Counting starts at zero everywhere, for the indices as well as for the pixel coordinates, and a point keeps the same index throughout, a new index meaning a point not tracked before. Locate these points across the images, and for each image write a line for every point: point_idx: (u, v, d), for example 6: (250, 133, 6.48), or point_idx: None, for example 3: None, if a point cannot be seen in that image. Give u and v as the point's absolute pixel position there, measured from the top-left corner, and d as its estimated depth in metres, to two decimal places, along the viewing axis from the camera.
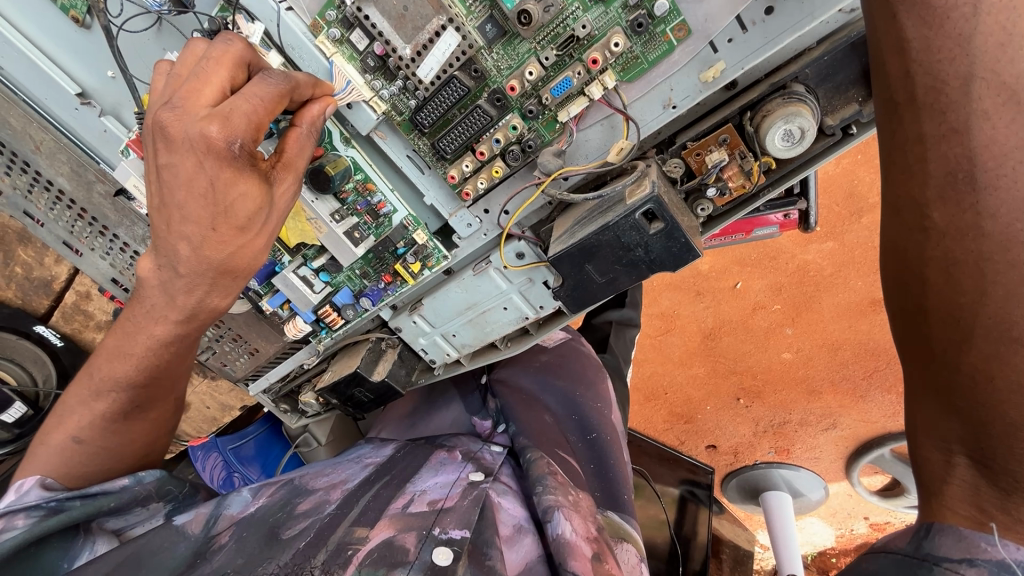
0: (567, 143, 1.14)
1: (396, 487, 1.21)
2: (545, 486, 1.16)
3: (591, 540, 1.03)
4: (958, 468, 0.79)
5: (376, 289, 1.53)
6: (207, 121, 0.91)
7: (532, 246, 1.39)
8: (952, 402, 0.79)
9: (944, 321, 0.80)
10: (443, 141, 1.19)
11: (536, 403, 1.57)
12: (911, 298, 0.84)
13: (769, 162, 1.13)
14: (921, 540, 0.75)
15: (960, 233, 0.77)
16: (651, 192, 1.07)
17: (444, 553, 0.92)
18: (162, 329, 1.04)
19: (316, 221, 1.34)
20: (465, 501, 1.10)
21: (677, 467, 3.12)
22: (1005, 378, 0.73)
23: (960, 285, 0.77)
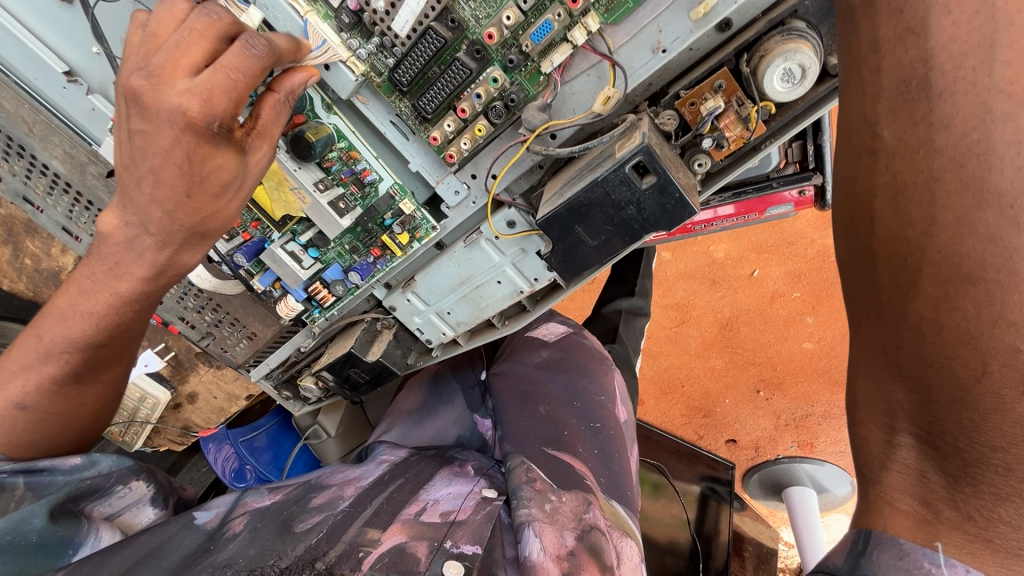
0: (552, 96, 1.08)
1: (411, 491, 1.15)
2: (518, 495, 1.08)
3: (561, 560, 0.95)
4: (901, 445, 0.73)
5: (365, 264, 1.49)
6: (182, 96, 0.85)
7: (524, 215, 1.33)
8: (897, 365, 0.72)
9: (891, 272, 0.72)
10: (424, 99, 1.15)
11: (538, 393, 1.46)
12: (857, 243, 0.76)
13: (769, 108, 1.06)
14: (859, 558, 0.71)
15: (911, 155, 0.68)
16: (642, 142, 1.01)
17: (455, 568, 0.89)
18: (127, 287, 0.98)
19: (299, 191, 1.30)
20: (477, 516, 1.05)
21: (698, 461, 2.81)
22: (953, 328, 0.66)
23: (908, 215, 0.69)
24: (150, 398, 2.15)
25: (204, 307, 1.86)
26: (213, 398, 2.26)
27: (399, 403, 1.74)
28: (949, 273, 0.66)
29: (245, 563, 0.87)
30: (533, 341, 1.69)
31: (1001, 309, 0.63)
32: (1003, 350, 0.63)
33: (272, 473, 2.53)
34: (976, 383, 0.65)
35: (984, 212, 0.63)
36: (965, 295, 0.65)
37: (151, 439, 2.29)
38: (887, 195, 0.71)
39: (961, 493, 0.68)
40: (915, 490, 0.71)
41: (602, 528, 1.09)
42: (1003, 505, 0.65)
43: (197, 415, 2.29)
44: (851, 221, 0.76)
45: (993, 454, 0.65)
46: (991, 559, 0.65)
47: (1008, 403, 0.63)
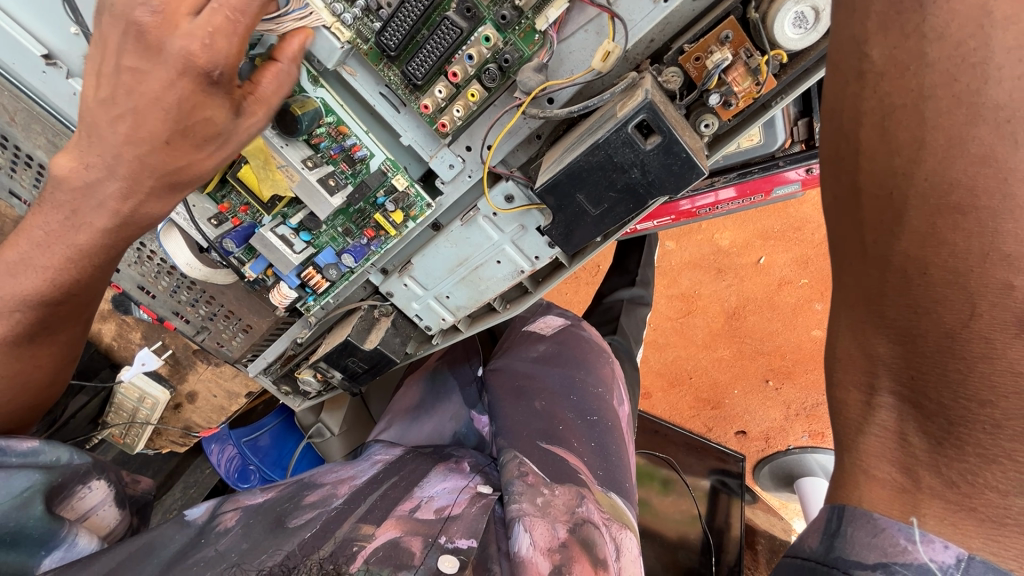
0: (549, 56, 1.02)
1: (404, 489, 1.09)
2: (509, 490, 1.04)
3: (552, 552, 0.91)
4: (880, 407, 0.77)
5: (359, 246, 1.44)
6: (186, 38, 0.83)
7: (522, 187, 1.27)
8: (883, 308, 0.77)
9: (877, 211, 0.78)
10: (412, 65, 1.09)
11: (533, 387, 1.41)
12: (844, 181, 0.83)
13: (782, 57, 0.99)
14: (833, 538, 0.73)
15: (900, 72, 0.76)
16: (645, 98, 0.95)
17: (450, 562, 0.85)
18: (84, 238, 0.95)
19: (287, 169, 1.23)
20: (473, 508, 1.01)
21: (706, 454, 2.74)
22: (940, 265, 0.70)
23: (897, 139, 0.76)
24: (148, 398, 2.08)
25: (198, 300, 1.81)
26: (213, 397, 2.20)
27: (394, 403, 1.69)
28: (936, 204, 0.71)
29: (242, 559, 0.83)
30: (532, 335, 1.65)
31: (993, 242, 0.67)
32: (993, 289, 0.67)
33: (275, 472, 2.49)
34: (964, 328, 0.68)
35: (977, 129, 0.69)
36: (958, 229, 0.69)
37: (152, 441, 2.22)
38: (875, 119, 0.79)
39: (944, 456, 0.70)
40: (896, 455, 0.74)
41: (595, 521, 1.04)
42: (989, 468, 0.67)
43: (197, 415, 2.22)
44: (840, 161, 0.84)
45: (980, 410, 0.67)
46: (973, 529, 0.66)
47: (997, 349, 0.66)
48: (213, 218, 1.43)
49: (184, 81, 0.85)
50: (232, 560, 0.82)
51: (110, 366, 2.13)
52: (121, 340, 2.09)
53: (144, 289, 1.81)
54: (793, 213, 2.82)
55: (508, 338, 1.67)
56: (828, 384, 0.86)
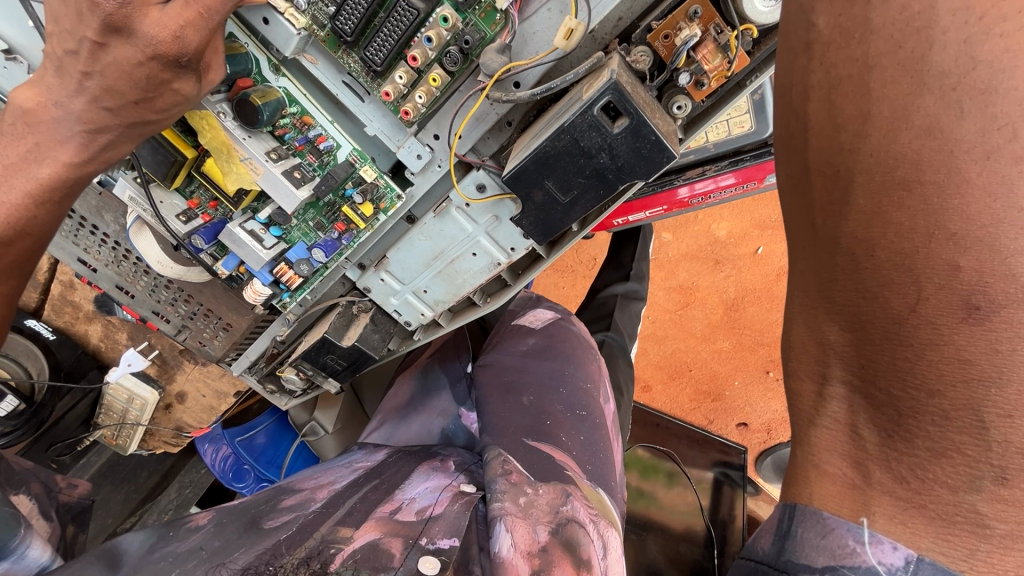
0: (511, 36, 0.98)
1: (386, 492, 1.05)
2: (492, 489, 1.00)
3: (532, 556, 0.86)
4: (832, 397, 0.77)
5: (329, 241, 1.40)
6: (156, 26, 0.89)
7: (494, 177, 1.23)
8: (832, 296, 0.76)
9: (825, 188, 0.76)
10: (370, 49, 1.05)
11: (515, 386, 1.36)
12: (795, 160, 0.81)
13: (751, 32, 0.95)
14: (785, 539, 0.75)
15: (845, 41, 0.72)
16: (611, 79, 0.90)
17: (430, 563, 0.79)
18: (48, 172, 0.97)
19: (250, 161, 1.20)
20: (455, 506, 0.96)
21: (710, 447, 2.64)
22: (886, 247, 0.69)
23: (842, 113, 0.73)
24: (137, 399, 2.05)
25: (177, 298, 1.78)
26: (202, 396, 2.16)
27: (387, 400, 1.65)
28: (882, 181, 0.69)
29: (213, 555, 0.82)
30: (521, 329, 1.62)
31: (938, 219, 0.65)
32: (938, 271, 0.65)
33: (271, 472, 2.47)
34: (910, 313, 0.67)
35: (922, 99, 0.67)
36: (903, 206, 0.67)
37: (145, 441, 2.21)
38: (821, 93, 0.75)
39: (893, 450, 0.69)
40: (848, 449, 0.74)
41: (580, 520, 1.00)
42: (939, 462, 0.66)
43: (188, 414, 2.19)
44: (790, 138, 0.81)
45: (930, 401, 0.66)
46: (922, 528, 0.67)
47: (943, 335, 0.65)
48: (182, 215, 1.39)
49: (154, 63, 0.92)
50: (202, 557, 0.82)
51: (98, 367, 2.07)
52: (107, 341, 2.09)
53: (122, 289, 1.78)
54: None
55: (500, 334, 1.65)
56: (787, 371, 0.86)
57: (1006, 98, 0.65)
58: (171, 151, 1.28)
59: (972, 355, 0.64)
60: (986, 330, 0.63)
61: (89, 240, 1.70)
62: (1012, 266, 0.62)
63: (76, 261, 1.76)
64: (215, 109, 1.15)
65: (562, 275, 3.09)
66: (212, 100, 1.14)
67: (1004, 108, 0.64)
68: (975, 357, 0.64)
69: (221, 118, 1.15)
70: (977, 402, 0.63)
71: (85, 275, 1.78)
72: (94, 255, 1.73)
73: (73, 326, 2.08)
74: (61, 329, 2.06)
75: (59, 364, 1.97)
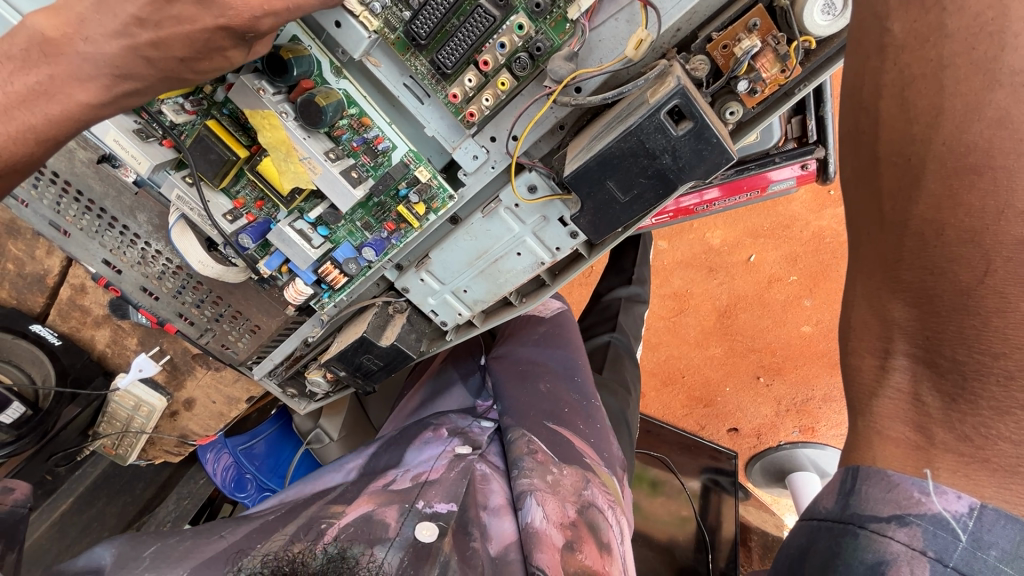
0: (580, 44, 1.04)
1: (381, 467, 1.26)
2: (521, 466, 1.20)
3: (564, 527, 1.07)
4: (895, 369, 0.83)
5: (378, 240, 1.41)
6: None
7: (545, 178, 1.28)
8: (899, 275, 0.82)
9: (895, 175, 0.82)
10: (442, 54, 1.11)
11: (532, 374, 1.57)
12: (863, 154, 0.86)
13: (808, 44, 1.04)
14: (849, 496, 0.83)
15: (920, 44, 0.79)
16: (679, 84, 0.97)
17: (429, 530, 1.00)
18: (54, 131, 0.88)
19: (309, 161, 1.23)
20: (451, 473, 1.20)
21: (699, 453, 2.71)
22: (957, 226, 0.75)
23: (916, 107, 0.79)
24: (145, 405, 2.01)
25: (203, 301, 1.77)
26: (212, 402, 2.12)
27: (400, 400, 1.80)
28: (954, 166, 0.75)
29: (215, 531, 1.05)
30: (531, 318, 1.83)
31: (1008, 199, 0.73)
32: (1008, 245, 0.73)
33: (273, 481, 2.42)
34: (980, 285, 0.74)
35: (994, 93, 0.74)
36: (975, 187, 0.74)
37: (145, 451, 2.16)
38: (894, 91, 0.81)
39: (958, 412, 0.77)
40: (909, 414, 0.81)
41: (599, 504, 1.21)
42: (1002, 419, 0.74)
43: (195, 422, 2.14)
44: (859, 133, 0.87)
45: (994, 363, 0.74)
46: (986, 479, 0.74)
47: (1011, 302, 0.72)
48: (228, 214, 1.41)
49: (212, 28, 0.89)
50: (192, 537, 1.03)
51: (104, 374, 2.01)
52: (115, 346, 2.02)
53: (147, 291, 1.76)
54: (782, 210, 2.86)
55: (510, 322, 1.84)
56: (844, 351, 0.92)
57: None
58: (225, 150, 1.30)
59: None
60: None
61: (116, 241, 1.68)
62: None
63: (100, 262, 1.74)
64: (277, 109, 1.18)
65: None
66: (274, 101, 1.18)
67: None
68: None
69: (283, 118, 1.19)
70: None
71: (108, 277, 1.76)
72: (121, 256, 1.71)
73: (79, 332, 2.00)
74: (67, 335, 1.99)
75: (66, 370, 1.89)
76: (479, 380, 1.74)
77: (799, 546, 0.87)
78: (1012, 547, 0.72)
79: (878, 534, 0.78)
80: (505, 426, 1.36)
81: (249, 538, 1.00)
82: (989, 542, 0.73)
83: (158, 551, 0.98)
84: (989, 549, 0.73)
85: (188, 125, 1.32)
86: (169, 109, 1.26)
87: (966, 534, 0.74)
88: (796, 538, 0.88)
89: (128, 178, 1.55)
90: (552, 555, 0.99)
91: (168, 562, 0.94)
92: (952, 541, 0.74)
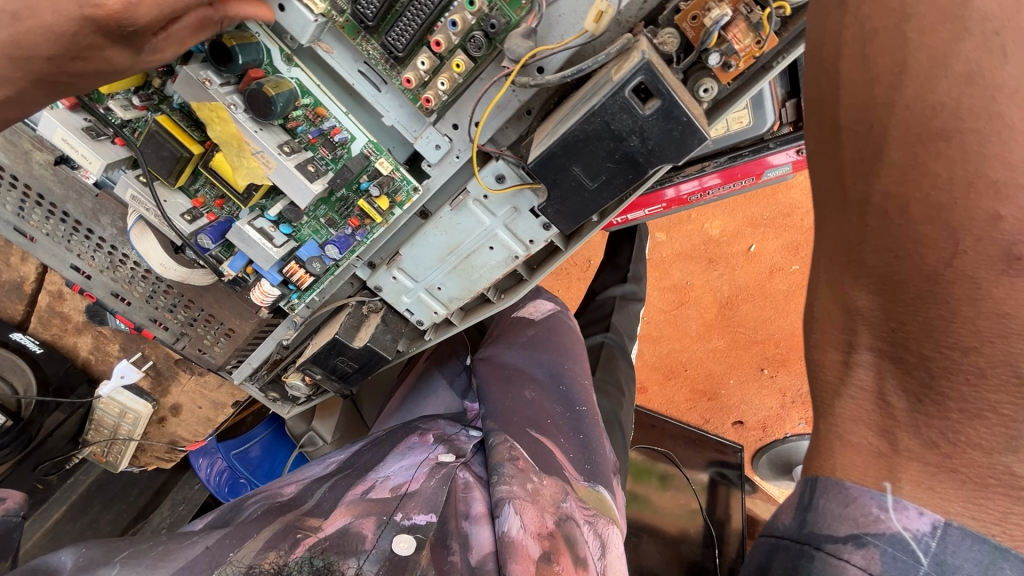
0: (537, 21, 0.97)
1: (358, 475, 1.17)
2: (500, 472, 1.10)
3: (541, 538, 0.98)
4: (859, 365, 0.75)
5: (343, 237, 1.35)
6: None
7: (514, 167, 1.20)
8: (861, 258, 0.75)
9: (857, 146, 0.75)
10: (392, 36, 1.06)
11: (519, 377, 1.49)
12: (824, 121, 0.80)
13: (784, 10, 0.96)
14: (806, 512, 0.73)
15: None
16: (643, 58, 0.90)
17: (406, 542, 0.94)
18: None
19: (262, 155, 1.16)
20: (431, 481, 1.11)
21: (705, 445, 2.58)
22: (922, 201, 0.69)
23: (877, 68, 0.73)
24: (129, 412, 1.90)
25: (176, 305, 1.68)
26: (198, 408, 2.01)
27: (394, 402, 1.81)
28: (919, 132, 0.69)
29: (178, 538, 0.95)
30: (522, 321, 1.77)
31: (978, 168, 0.66)
32: (978, 221, 0.66)
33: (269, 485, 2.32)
34: (946, 268, 0.68)
35: (964, 43, 0.69)
36: (942, 155, 0.68)
37: (136, 458, 2.05)
38: (854, 49, 0.75)
39: (925, 415, 0.69)
40: (874, 418, 0.73)
41: (577, 518, 1.11)
42: (972, 424, 0.67)
43: (183, 428, 2.04)
44: (819, 101, 0.81)
45: (964, 359, 0.67)
46: (952, 494, 0.67)
47: (982, 288, 0.66)
48: (186, 214, 1.35)
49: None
50: (157, 543, 0.93)
51: (87, 381, 1.90)
52: (97, 353, 1.91)
53: (119, 296, 1.69)
54: (781, 200, 2.79)
55: (499, 322, 1.77)
56: (805, 345, 0.84)
57: None
58: (178, 147, 1.24)
59: (1011, 309, 0.65)
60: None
61: (82, 245, 1.62)
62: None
63: (69, 268, 1.67)
64: (225, 101, 1.12)
65: (556, 278, 3.00)
66: (222, 91, 1.12)
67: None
68: (1013, 309, 0.65)
69: (232, 110, 1.13)
70: (1012, 359, 0.65)
71: (78, 283, 1.69)
72: (89, 261, 1.64)
73: (61, 339, 1.90)
74: (49, 343, 1.88)
75: (48, 379, 1.80)
76: (466, 380, 1.71)
77: (757, 565, 0.76)
78: (978, 572, 0.64)
79: (835, 557, 0.68)
80: (486, 429, 1.27)
81: (222, 542, 0.91)
82: (953, 566, 0.65)
83: (130, 555, 0.88)
84: (955, 575, 0.64)
85: (139, 121, 1.27)
86: (117, 104, 1.22)
87: (928, 557, 0.65)
88: (754, 556, 0.77)
89: (86, 179, 1.48)
90: (527, 566, 0.91)
91: (137, 570, 0.84)
92: (913, 566, 0.65)
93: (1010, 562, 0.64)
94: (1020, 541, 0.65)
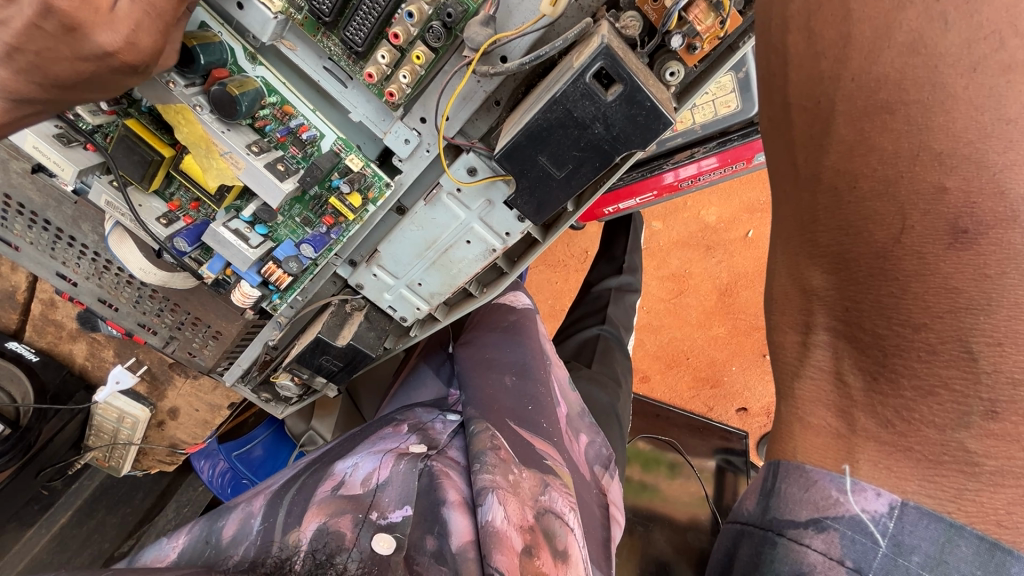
0: (494, 8, 0.99)
1: (325, 470, 1.11)
2: (483, 462, 1.09)
3: (524, 530, 0.98)
4: (816, 345, 0.78)
5: (319, 235, 1.35)
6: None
7: (485, 159, 1.19)
8: (815, 236, 0.77)
9: (807, 124, 0.78)
10: (350, 30, 1.05)
11: (495, 366, 1.47)
12: (776, 101, 0.83)
13: None
14: (770, 496, 0.77)
15: None
16: (602, 44, 0.88)
17: (386, 542, 0.90)
18: None
19: (231, 155, 1.16)
20: (401, 466, 1.06)
21: (710, 435, 2.55)
22: (869, 176, 0.71)
23: (824, 41, 0.75)
24: (128, 417, 1.90)
25: (163, 308, 1.66)
26: (194, 410, 1.99)
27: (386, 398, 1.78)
28: (864, 105, 0.72)
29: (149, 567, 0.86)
30: (502, 306, 1.77)
31: (923, 140, 0.68)
32: (925, 195, 0.67)
33: None
34: (895, 245, 0.69)
35: (904, 14, 0.71)
36: (888, 129, 0.70)
37: (139, 462, 2.04)
38: (800, 23, 0.78)
39: (879, 394, 0.71)
40: (835, 399, 0.75)
41: (557, 510, 1.09)
42: (925, 402, 0.68)
43: (182, 430, 2.02)
44: (771, 77, 0.84)
45: (915, 335, 0.68)
46: (909, 472, 0.68)
47: (929, 264, 0.67)
48: (162, 217, 1.34)
49: None
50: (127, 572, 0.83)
51: (85, 388, 1.90)
52: (93, 359, 1.91)
53: (106, 302, 1.67)
54: None
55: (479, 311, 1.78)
56: (769, 326, 0.87)
57: (988, 6, 0.69)
58: (148, 152, 1.24)
59: (959, 283, 0.66)
60: (973, 254, 0.65)
61: (66, 253, 1.60)
62: (999, 183, 0.65)
63: (54, 276, 1.65)
64: (191, 102, 1.11)
65: (554, 270, 2.96)
66: (186, 93, 1.10)
67: (986, 16, 0.68)
68: (962, 284, 0.66)
69: (198, 111, 1.12)
70: (965, 332, 0.65)
71: (66, 290, 1.68)
72: (74, 268, 1.63)
73: (57, 347, 1.91)
74: (45, 351, 1.89)
75: (45, 386, 1.79)
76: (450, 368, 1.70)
77: (725, 550, 0.81)
78: (935, 552, 0.66)
79: (794, 543, 0.72)
80: (468, 417, 1.25)
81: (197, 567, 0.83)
82: (910, 547, 0.67)
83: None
84: (911, 555, 0.67)
85: (110, 126, 1.27)
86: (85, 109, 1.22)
87: (886, 539, 0.68)
88: (722, 543, 0.82)
89: (64, 187, 1.46)
90: (511, 558, 0.91)
91: None
92: (871, 547, 0.69)
93: (965, 540, 0.66)
94: (975, 517, 0.66)
